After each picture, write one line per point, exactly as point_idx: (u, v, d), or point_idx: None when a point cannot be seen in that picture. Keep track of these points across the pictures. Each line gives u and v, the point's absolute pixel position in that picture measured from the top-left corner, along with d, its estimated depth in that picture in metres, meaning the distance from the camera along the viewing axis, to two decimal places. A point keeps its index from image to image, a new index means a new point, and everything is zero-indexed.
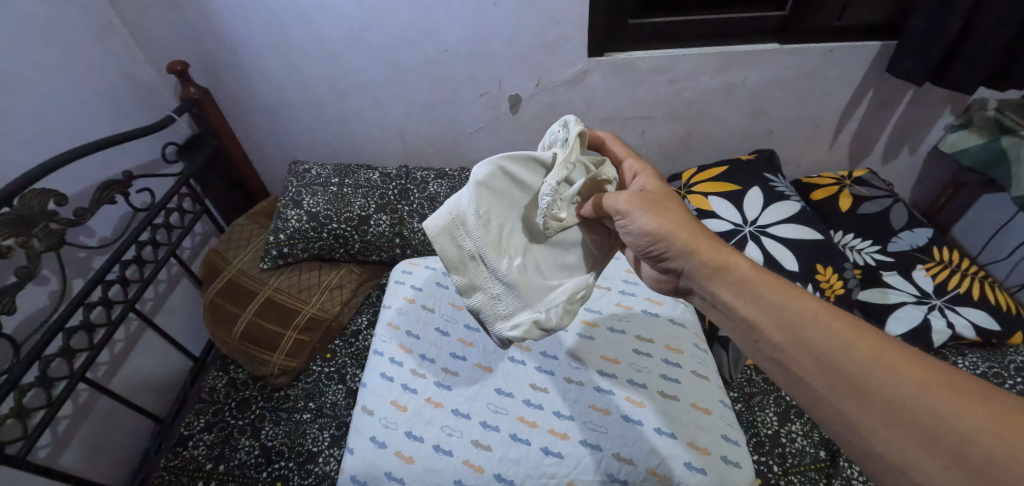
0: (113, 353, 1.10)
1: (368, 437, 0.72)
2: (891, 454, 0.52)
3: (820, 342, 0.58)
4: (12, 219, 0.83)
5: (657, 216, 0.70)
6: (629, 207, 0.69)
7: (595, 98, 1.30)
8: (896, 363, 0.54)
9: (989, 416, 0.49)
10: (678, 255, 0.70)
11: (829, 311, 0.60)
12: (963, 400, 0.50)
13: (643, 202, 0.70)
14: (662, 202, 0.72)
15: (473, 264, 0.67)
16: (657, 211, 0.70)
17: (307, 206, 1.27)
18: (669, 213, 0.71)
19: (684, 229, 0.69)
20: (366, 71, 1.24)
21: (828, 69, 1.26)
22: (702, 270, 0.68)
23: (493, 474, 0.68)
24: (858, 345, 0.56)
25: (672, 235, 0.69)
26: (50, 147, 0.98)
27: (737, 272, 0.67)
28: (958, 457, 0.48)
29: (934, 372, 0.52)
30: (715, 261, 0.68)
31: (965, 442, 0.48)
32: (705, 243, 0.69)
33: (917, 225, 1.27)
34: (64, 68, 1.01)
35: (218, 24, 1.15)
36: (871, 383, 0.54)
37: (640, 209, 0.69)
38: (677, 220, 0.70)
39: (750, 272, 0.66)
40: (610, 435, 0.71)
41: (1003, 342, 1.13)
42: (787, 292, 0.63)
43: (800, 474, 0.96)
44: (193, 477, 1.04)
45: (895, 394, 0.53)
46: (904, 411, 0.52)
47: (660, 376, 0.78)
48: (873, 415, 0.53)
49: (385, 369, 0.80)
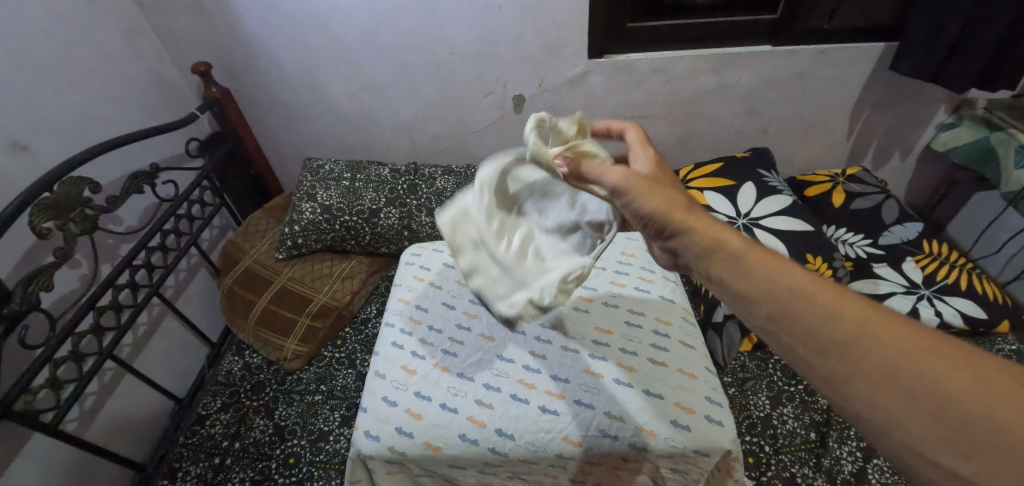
0: (137, 335, 1.16)
1: (379, 398, 0.77)
2: (872, 418, 0.48)
3: (804, 314, 0.53)
4: (53, 204, 0.90)
5: (652, 197, 0.65)
6: (626, 185, 0.66)
7: (595, 98, 1.36)
8: (876, 330, 0.50)
9: (969, 381, 0.45)
10: (672, 236, 0.65)
11: (816, 284, 0.55)
12: (942, 364, 0.46)
13: (636, 182, 0.66)
14: (658, 180, 0.68)
15: (475, 250, 0.75)
16: (655, 190, 0.66)
17: (321, 199, 1.33)
18: (664, 193, 0.66)
19: (680, 210, 0.64)
20: (378, 71, 1.31)
21: (818, 70, 1.32)
22: (695, 250, 0.63)
23: (493, 429, 0.72)
24: (841, 313, 0.52)
25: (670, 216, 0.64)
26: (85, 140, 1.05)
27: (728, 247, 0.61)
28: (939, 419, 0.45)
29: (915, 337, 0.48)
30: (709, 241, 0.62)
31: (943, 405, 0.45)
32: (701, 222, 0.63)
33: (908, 219, 1.32)
34: (98, 67, 1.09)
35: (240, 28, 1.23)
36: (852, 351, 0.50)
37: (636, 187, 0.66)
38: (673, 200, 0.65)
39: (739, 246, 0.60)
40: (603, 396, 0.75)
41: (991, 331, 1.16)
42: (768, 264, 0.58)
43: (791, 453, 1.01)
44: (211, 453, 1.09)
45: (876, 362, 0.48)
46: (886, 378, 0.48)
47: (650, 345, 0.82)
48: (854, 381, 0.49)
49: (396, 338, 0.85)
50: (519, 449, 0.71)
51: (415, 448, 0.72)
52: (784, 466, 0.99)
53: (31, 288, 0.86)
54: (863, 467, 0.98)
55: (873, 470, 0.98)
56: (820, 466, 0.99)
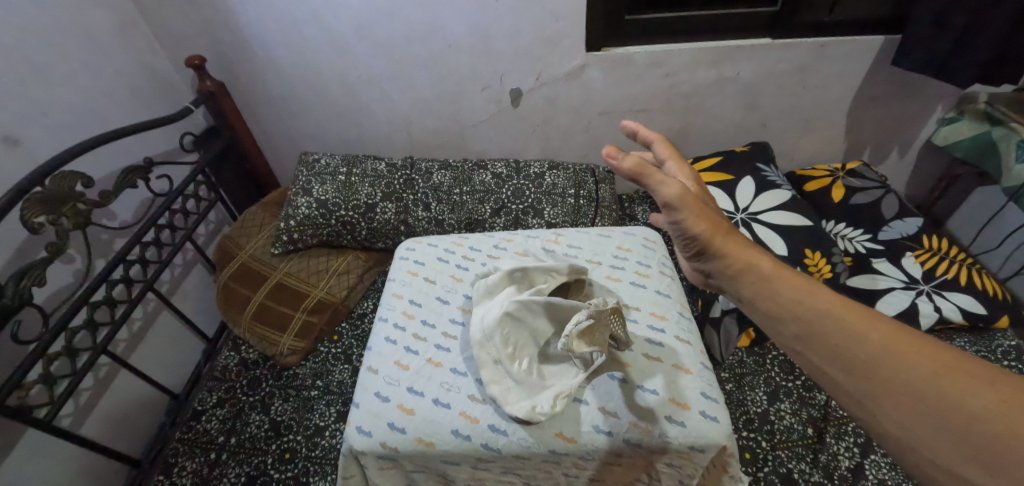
0: (132, 330, 1.15)
1: (372, 393, 0.76)
2: (903, 445, 0.43)
3: (829, 334, 0.48)
4: (44, 199, 0.90)
5: (699, 217, 0.59)
6: (681, 201, 0.58)
7: (593, 91, 1.35)
8: (903, 351, 0.45)
9: (1002, 403, 0.40)
10: (711, 258, 0.59)
11: (842, 305, 0.49)
12: (973, 386, 0.41)
13: (692, 200, 0.59)
14: (698, 195, 0.62)
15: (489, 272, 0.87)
16: (701, 209, 0.59)
17: (316, 194, 1.32)
18: (709, 214, 0.60)
19: (721, 235, 0.59)
20: (374, 65, 1.30)
21: (819, 63, 1.30)
22: (726, 271, 0.58)
23: (486, 425, 0.71)
24: (866, 334, 0.46)
25: (711, 240, 0.58)
26: (78, 135, 1.04)
27: (761, 269, 0.55)
28: (971, 445, 0.40)
29: (941, 357, 0.43)
30: (742, 262, 0.57)
31: (979, 429, 0.40)
32: (737, 245, 0.58)
33: (908, 214, 1.31)
34: (91, 61, 1.08)
35: (234, 21, 1.22)
36: (878, 371, 0.45)
37: (689, 205, 0.58)
38: (717, 224, 0.59)
39: (773, 268, 0.55)
40: (597, 391, 0.74)
41: (990, 326, 1.15)
42: (799, 286, 0.52)
43: (788, 449, 1.00)
44: (207, 449, 1.09)
45: (902, 382, 0.43)
46: (912, 399, 0.43)
47: (646, 340, 0.81)
48: (882, 404, 0.44)
49: (389, 333, 0.84)
50: (512, 445, 0.70)
51: (408, 444, 0.71)
52: (781, 461, 0.99)
53: (23, 283, 0.85)
54: (861, 463, 0.98)
55: (870, 465, 0.97)
56: (817, 462, 0.98)
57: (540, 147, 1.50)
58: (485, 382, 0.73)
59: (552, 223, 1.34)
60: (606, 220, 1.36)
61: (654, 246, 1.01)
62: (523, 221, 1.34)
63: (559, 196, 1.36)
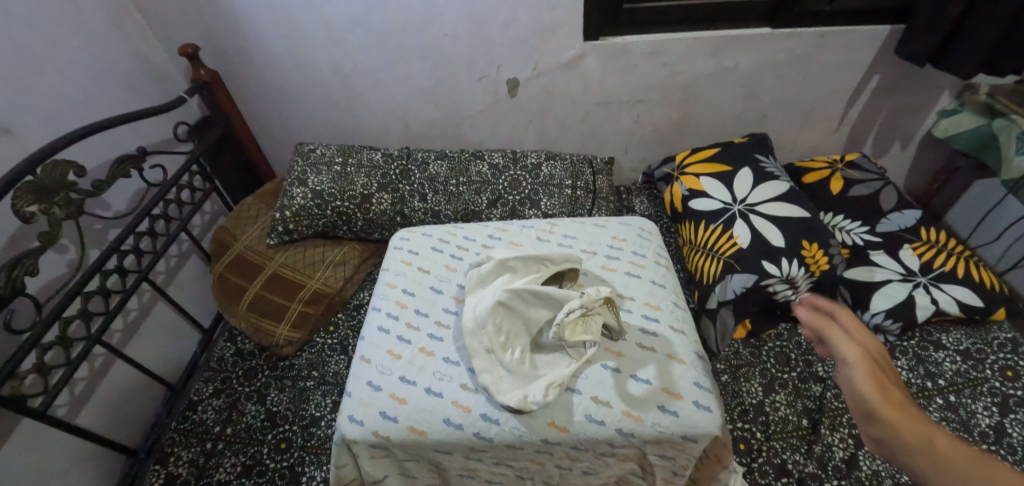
0: (127, 321, 1.15)
1: (364, 383, 0.76)
2: None
3: None
4: (37, 187, 0.89)
5: (870, 386, 0.62)
6: (860, 363, 0.66)
7: (591, 81, 1.34)
8: None
9: None
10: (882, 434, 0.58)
11: None
12: None
13: (874, 376, 0.63)
14: (878, 367, 0.66)
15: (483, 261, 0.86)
16: (875, 378, 0.63)
17: (312, 185, 1.32)
18: (887, 389, 0.61)
19: (895, 410, 0.59)
20: (370, 54, 1.28)
21: (819, 53, 1.29)
22: (902, 449, 0.56)
23: (478, 414, 0.71)
24: None
25: (885, 415, 0.58)
26: (70, 123, 1.03)
27: (942, 450, 0.53)
28: None
29: None
30: (920, 439, 0.55)
31: None
32: (916, 425, 0.57)
33: (906, 206, 1.30)
34: (83, 49, 1.07)
35: (228, 8, 1.20)
36: None
37: (867, 371, 0.64)
38: (895, 402, 0.60)
39: (956, 452, 0.53)
40: (590, 380, 0.74)
41: (986, 319, 1.15)
42: (994, 473, 0.50)
43: (782, 440, 1.00)
44: (203, 439, 1.09)
45: None
46: None
47: (640, 330, 0.81)
48: None
49: (382, 322, 0.84)
50: (504, 434, 0.70)
51: (400, 433, 0.71)
52: (775, 452, 0.99)
53: (16, 273, 0.84)
54: (854, 454, 0.98)
55: (864, 457, 0.97)
56: (811, 453, 0.99)
57: (537, 137, 1.49)
58: (477, 372, 0.72)
59: (549, 214, 1.33)
60: (603, 211, 1.35)
61: (650, 236, 1.00)
62: (520, 212, 1.33)
63: (556, 187, 1.35)
